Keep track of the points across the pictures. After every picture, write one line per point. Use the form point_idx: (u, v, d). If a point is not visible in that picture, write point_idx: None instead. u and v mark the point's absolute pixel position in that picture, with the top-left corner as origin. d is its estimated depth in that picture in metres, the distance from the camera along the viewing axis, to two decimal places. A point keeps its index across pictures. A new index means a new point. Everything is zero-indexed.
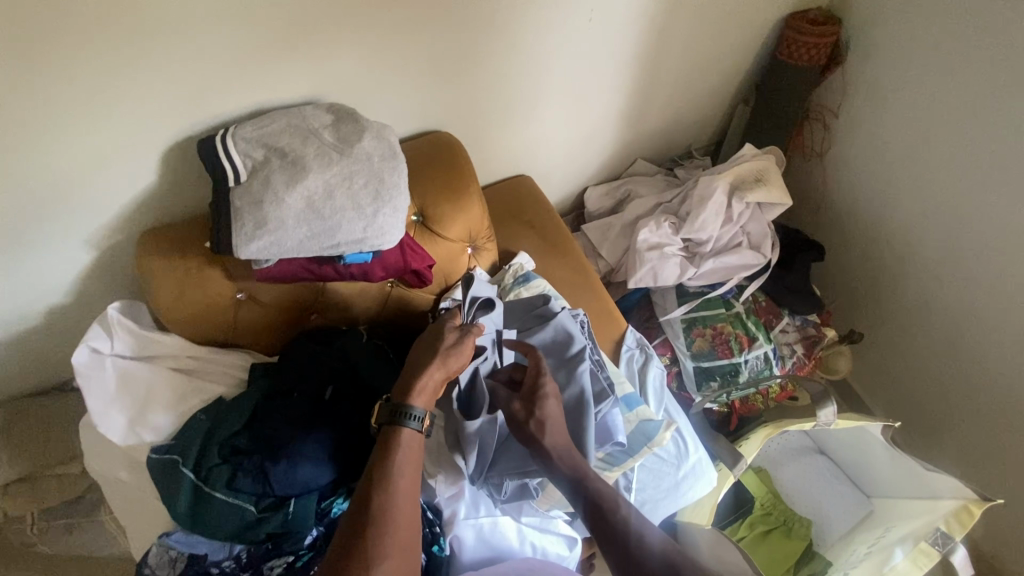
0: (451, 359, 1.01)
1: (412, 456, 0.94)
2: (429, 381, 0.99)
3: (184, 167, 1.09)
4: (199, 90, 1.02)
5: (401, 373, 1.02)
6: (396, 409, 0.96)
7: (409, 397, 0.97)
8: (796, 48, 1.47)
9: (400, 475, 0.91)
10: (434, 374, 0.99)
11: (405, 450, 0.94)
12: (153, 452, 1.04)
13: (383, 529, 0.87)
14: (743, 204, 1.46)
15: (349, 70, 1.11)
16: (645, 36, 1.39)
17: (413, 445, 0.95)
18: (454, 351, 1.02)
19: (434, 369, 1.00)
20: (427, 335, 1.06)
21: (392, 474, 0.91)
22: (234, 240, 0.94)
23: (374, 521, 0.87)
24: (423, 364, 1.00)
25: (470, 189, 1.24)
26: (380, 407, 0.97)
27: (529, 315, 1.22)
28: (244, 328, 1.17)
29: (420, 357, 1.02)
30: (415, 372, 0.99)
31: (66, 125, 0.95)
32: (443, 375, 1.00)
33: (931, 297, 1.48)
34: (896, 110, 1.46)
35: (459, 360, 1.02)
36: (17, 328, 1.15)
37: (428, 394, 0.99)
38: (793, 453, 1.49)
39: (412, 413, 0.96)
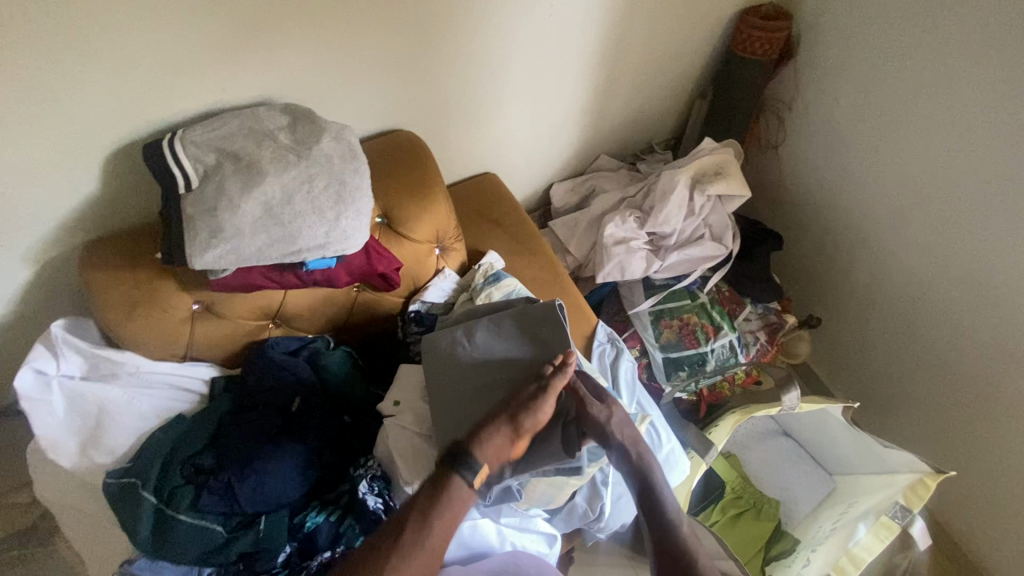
0: (528, 415, 0.93)
1: (456, 508, 0.88)
2: (495, 441, 0.91)
3: (131, 173, 1.03)
4: (142, 94, 0.96)
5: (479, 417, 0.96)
6: (459, 453, 0.89)
7: (477, 448, 0.90)
8: (751, 42, 1.50)
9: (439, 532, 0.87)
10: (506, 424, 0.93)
11: (452, 504, 0.88)
12: (108, 476, 0.99)
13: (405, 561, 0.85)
14: (705, 197, 1.49)
15: (304, 70, 1.07)
16: (605, 33, 1.40)
17: (463, 498, 0.89)
18: (534, 418, 0.94)
19: (504, 433, 0.92)
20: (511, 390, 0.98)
21: (433, 516, 0.87)
22: (188, 251, 0.90)
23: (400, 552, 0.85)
24: (502, 419, 0.93)
25: (435, 189, 1.21)
26: (452, 445, 0.90)
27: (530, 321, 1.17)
28: (203, 345, 1.11)
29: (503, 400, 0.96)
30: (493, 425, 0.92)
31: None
32: (512, 440, 0.92)
33: (884, 280, 1.55)
34: (844, 103, 1.52)
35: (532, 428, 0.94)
36: None
37: (498, 456, 0.92)
38: (758, 436, 1.55)
39: (472, 465, 0.89)
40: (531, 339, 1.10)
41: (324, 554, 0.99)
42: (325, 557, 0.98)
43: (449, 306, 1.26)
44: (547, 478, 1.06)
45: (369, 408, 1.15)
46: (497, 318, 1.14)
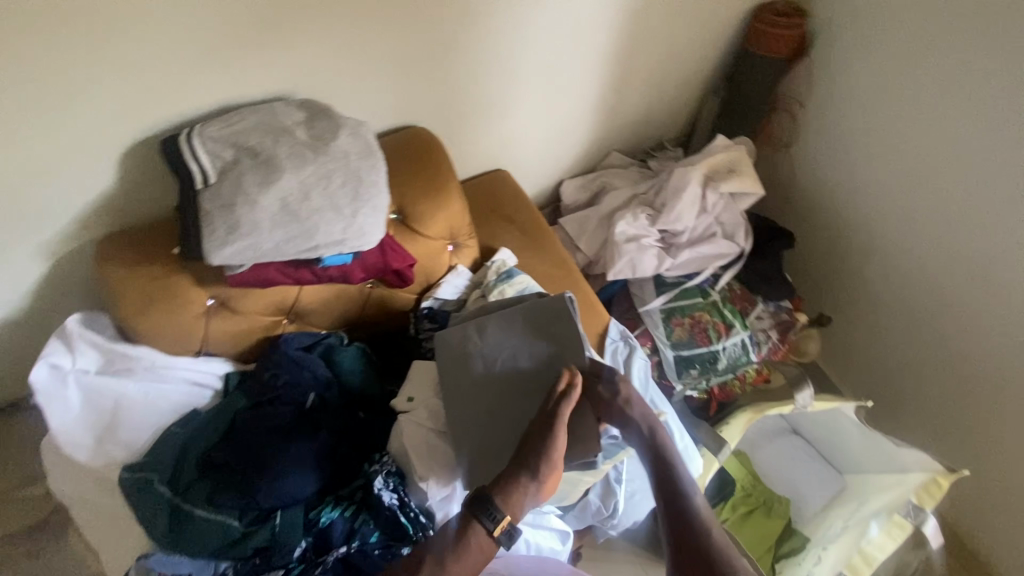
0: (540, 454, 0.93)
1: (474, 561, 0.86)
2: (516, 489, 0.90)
3: (146, 168, 1.03)
4: (159, 88, 0.96)
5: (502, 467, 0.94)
6: (480, 501, 0.89)
7: (501, 496, 0.90)
8: (765, 39, 1.49)
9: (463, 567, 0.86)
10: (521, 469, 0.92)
11: (478, 550, 0.87)
12: (125, 471, 1.01)
13: None
14: (717, 195, 1.50)
15: (320, 65, 1.07)
16: (619, 29, 1.39)
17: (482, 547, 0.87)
18: (550, 458, 0.92)
19: (528, 481, 0.91)
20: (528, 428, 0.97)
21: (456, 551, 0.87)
22: (206, 245, 0.90)
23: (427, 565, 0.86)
24: (520, 463, 0.92)
25: (449, 185, 1.21)
26: (476, 494, 0.90)
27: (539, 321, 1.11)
28: (217, 341, 1.11)
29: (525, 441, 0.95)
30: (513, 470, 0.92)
31: (17, 124, 0.89)
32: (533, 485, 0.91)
33: (895, 279, 1.54)
34: (858, 100, 1.51)
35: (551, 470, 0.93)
36: None
37: (525, 505, 0.91)
38: (769, 435, 1.55)
39: (494, 512, 0.88)
40: (543, 336, 1.10)
41: (339, 549, 0.99)
42: (341, 552, 0.99)
43: (462, 302, 1.26)
44: (562, 475, 1.06)
45: (382, 405, 1.16)
46: (506, 315, 1.13)
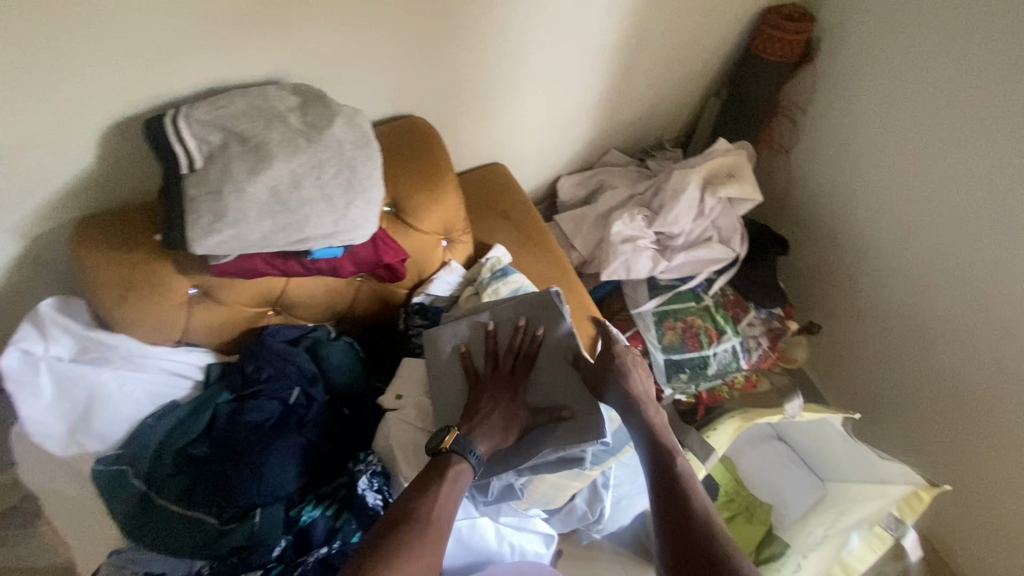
0: (502, 396, 1.04)
1: (444, 519, 0.88)
2: (487, 428, 1.00)
3: (128, 150, 0.98)
4: (142, 67, 0.91)
5: (468, 410, 1.02)
6: (460, 441, 0.96)
7: (475, 434, 0.98)
8: (771, 43, 1.47)
9: (441, 506, 0.89)
10: (489, 410, 1.02)
11: (458, 483, 0.93)
12: (98, 463, 0.98)
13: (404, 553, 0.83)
14: (715, 199, 1.48)
15: (314, 48, 1.02)
16: (624, 26, 1.35)
17: (462, 481, 0.94)
18: (509, 405, 1.04)
19: (496, 425, 1.01)
20: (483, 379, 1.07)
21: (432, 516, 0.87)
22: (189, 233, 0.86)
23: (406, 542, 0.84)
24: (490, 410, 1.02)
25: (445, 178, 1.17)
26: (454, 432, 0.97)
27: (536, 313, 1.11)
28: (199, 331, 1.07)
29: (495, 389, 1.05)
30: (485, 413, 1.02)
31: None
32: (501, 429, 1.01)
33: (885, 292, 1.55)
34: (860, 111, 1.50)
35: (517, 416, 1.04)
36: None
37: (494, 444, 1.00)
38: (754, 440, 1.56)
39: (473, 448, 0.96)
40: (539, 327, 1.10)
41: (320, 550, 0.96)
42: (321, 552, 0.95)
43: (454, 299, 1.24)
44: (550, 479, 1.06)
45: (369, 401, 1.14)
46: (507, 309, 1.12)
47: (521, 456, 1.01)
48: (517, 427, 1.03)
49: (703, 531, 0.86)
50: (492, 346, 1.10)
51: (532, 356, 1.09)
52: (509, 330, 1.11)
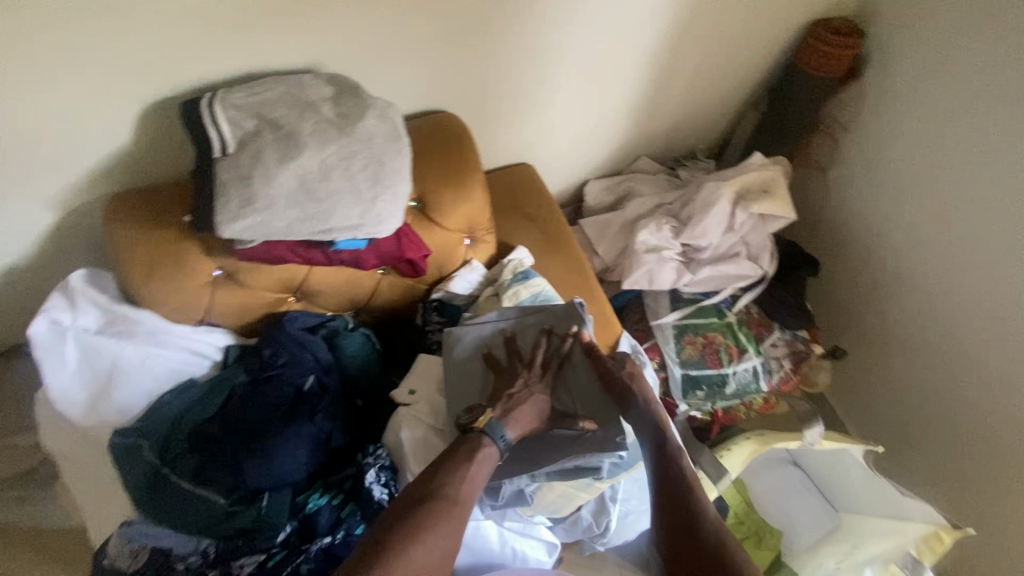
0: (531, 389, 1.04)
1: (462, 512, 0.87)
2: (517, 417, 1.00)
3: (164, 130, 1.00)
4: (184, 51, 0.92)
5: (499, 398, 1.02)
6: (492, 425, 0.96)
7: (506, 418, 0.99)
8: (816, 57, 1.41)
9: (466, 488, 0.89)
10: (517, 401, 1.01)
11: (484, 465, 0.93)
12: (115, 435, 1.00)
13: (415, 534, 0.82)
14: (747, 215, 1.44)
15: (349, 37, 1.01)
16: (665, 32, 1.32)
17: (488, 464, 0.94)
18: (535, 400, 1.03)
19: (526, 416, 1.01)
20: (508, 371, 1.07)
21: (452, 502, 0.87)
22: (217, 217, 0.87)
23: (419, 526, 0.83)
24: (518, 402, 1.02)
25: (473, 177, 1.16)
26: (488, 414, 0.97)
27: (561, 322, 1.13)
28: (221, 312, 1.08)
29: (523, 382, 1.05)
30: (516, 400, 1.02)
31: (30, 74, 0.86)
32: (530, 421, 1.01)
33: (917, 321, 1.50)
34: (906, 132, 1.44)
35: (544, 407, 1.04)
36: None
37: (521, 433, 1.00)
38: (767, 463, 1.51)
39: (503, 432, 0.96)
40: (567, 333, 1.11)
41: (324, 538, 0.97)
42: (325, 542, 0.96)
43: (474, 298, 1.23)
44: (558, 488, 1.05)
45: (383, 394, 1.14)
46: (536, 315, 1.14)
47: (535, 462, 1.01)
48: (543, 419, 1.03)
49: (711, 558, 0.87)
50: (518, 347, 1.10)
51: (560, 357, 1.10)
52: (536, 332, 1.12)
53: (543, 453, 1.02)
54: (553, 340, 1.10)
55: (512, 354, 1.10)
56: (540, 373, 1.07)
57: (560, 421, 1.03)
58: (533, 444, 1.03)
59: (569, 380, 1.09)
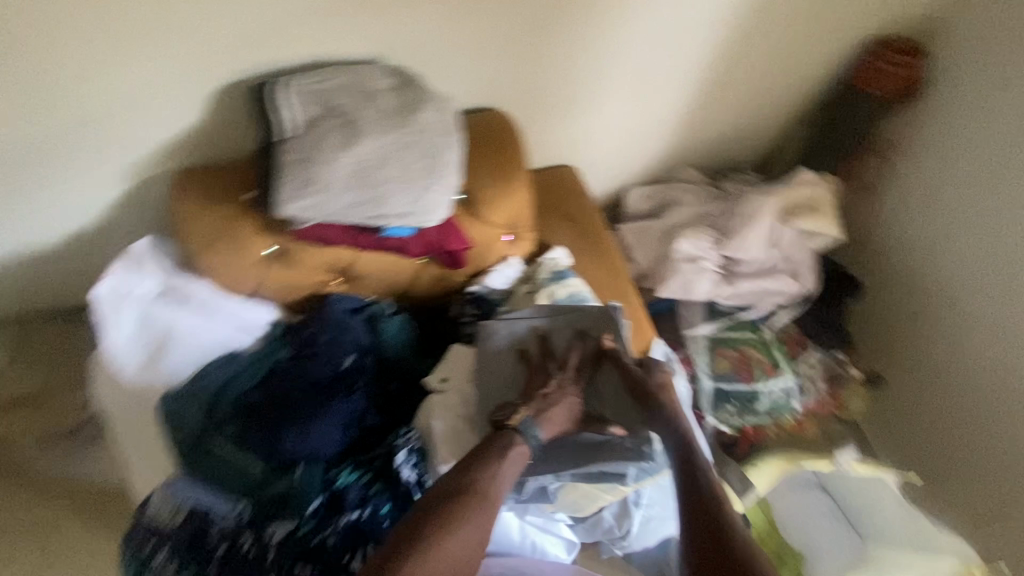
0: (565, 391, 1.03)
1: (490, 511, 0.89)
2: (550, 418, 0.99)
3: (232, 110, 1.05)
4: (259, 36, 0.97)
5: (532, 397, 1.01)
6: (524, 425, 0.97)
7: (540, 417, 0.99)
8: (877, 74, 1.38)
9: (496, 484, 0.90)
10: (550, 402, 1.01)
11: (514, 463, 0.93)
12: (165, 397, 1.06)
13: (445, 529, 0.84)
14: (792, 231, 1.44)
15: (414, 30, 1.04)
16: (721, 41, 1.32)
17: (518, 464, 0.94)
18: (568, 402, 1.02)
19: (558, 418, 1.00)
20: (542, 369, 1.06)
21: (483, 498, 0.89)
22: (280, 195, 0.91)
23: (450, 521, 0.85)
24: (551, 403, 1.01)
25: (519, 174, 1.18)
26: (521, 414, 0.97)
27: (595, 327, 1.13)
28: (270, 289, 1.13)
29: (557, 382, 1.03)
30: (549, 401, 1.01)
31: (118, 48, 0.92)
32: (562, 423, 1.01)
33: (963, 353, 1.44)
34: (967, 156, 1.39)
35: (577, 409, 1.03)
36: (53, 241, 1.16)
37: (552, 434, 0.99)
38: (796, 484, 1.45)
39: (535, 432, 0.97)
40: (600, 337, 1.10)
41: (351, 513, 0.99)
42: (353, 517, 0.99)
43: (509, 294, 1.25)
44: (583, 488, 1.05)
45: (415, 380, 1.16)
46: (571, 318, 1.14)
47: (561, 462, 1.02)
48: (574, 421, 1.02)
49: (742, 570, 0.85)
50: (553, 347, 1.09)
51: (594, 360, 1.08)
52: (570, 334, 1.12)
53: (572, 453, 1.03)
54: (587, 342, 1.09)
55: (546, 352, 1.08)
56: (574, 373, 1.06)
57: (589, 425, 1.04)
58: (561, 446, 1.04)
59: (601, 384, 1.08)
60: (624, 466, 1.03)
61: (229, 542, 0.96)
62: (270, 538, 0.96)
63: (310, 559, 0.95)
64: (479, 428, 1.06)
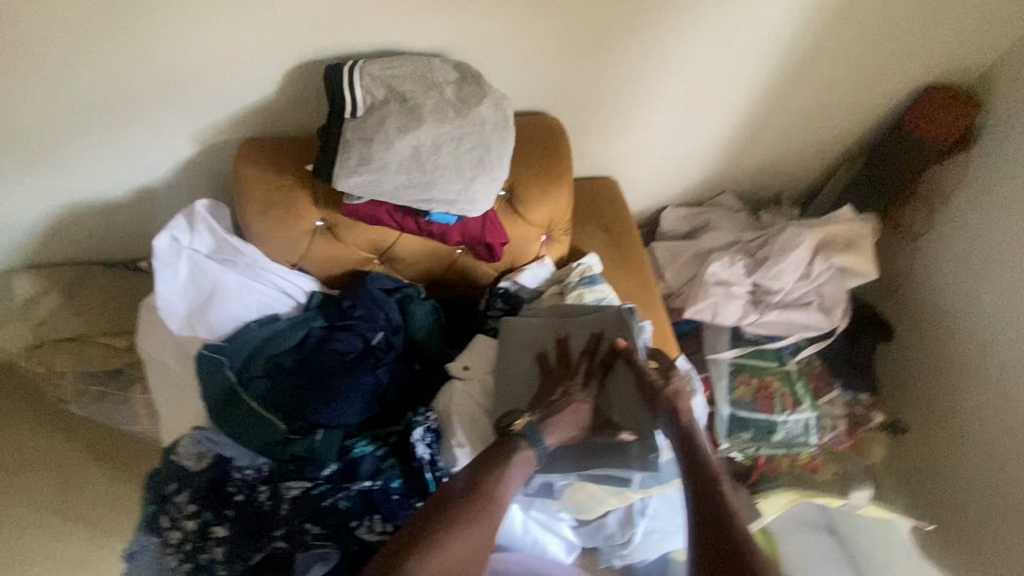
0: (574, 396, 1.04)
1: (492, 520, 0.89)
2: (558, 424, 1.01)
3: (303, 88, 1.11)
4: (336, 21, 1.03)
5: (541, 403, 1.03)
6: (530, 430, 0.98)
7: (546, 424, 1.00)
8: (929, 120, 1.37)
9: (504, 487, 0.92)
10: (559, 409, 1.02)
11: (519, 467, 0.95)
12: (205, 349, 1.11)
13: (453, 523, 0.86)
14: (826, 265, 1.42)
15: (479, 30, 1.10)
16: (773, 73, 1.33)
17: (524, 468, 0.95)
18: (577, 408, 1.03)
19: (565, 424, 1.02)
20: (556, 374, 1.08)
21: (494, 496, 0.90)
22: (337, 169, 0.97)
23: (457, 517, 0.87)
24: (559, 409, 1.02)
25: (563, 177, 1.21)
26: (526, 419, 0.99)
27: (613, 328, 1.10)
28: (314, 260, 1.19)
29: (567, 388, 1.05)
30: (557, 407, 1.02)
31: (202, 19, 0.99)
32: (570, 430, 1.02)
33: (990, 412, 1.40)
34: (1013, 213, 1.37)
35: (586, 415, 1.04)
36: (123, 193, 1.25)
37: (560, 440, 1.01)
38: (801, 524, 1.42)
39: (542, 438, 0.98)
40: (614, 340, 1.09)
41: (363, 482, 1.03)
42: (365, 485, 1.02)
43: (538, 292, 1.26)
44: (589, 489, 1.07)
45: (439, 364, 1.20)
46: (589, 317, 1.12)
47: (570, 463, 1.04)
48: (583, 427, 1.04)
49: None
50: (567, 350, 1.10)
51: (608, 364, 1.08)
52: (586, 335, 1.11)
53: (584, 456, 1.04)
54: (602, 346, 1.09)
55: (561, 355, 1.10)
56: (585, 379, 1.07)
57: (601, 429, 1.05)
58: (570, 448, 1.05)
59: (615, 388, 1.07)
60: (633, 471, 1.03)
61: (247, 492, 1.00)
62: (286, 493, 1.00)
63: (320, 520, 0.99)
64: (494, 418, 1.08)
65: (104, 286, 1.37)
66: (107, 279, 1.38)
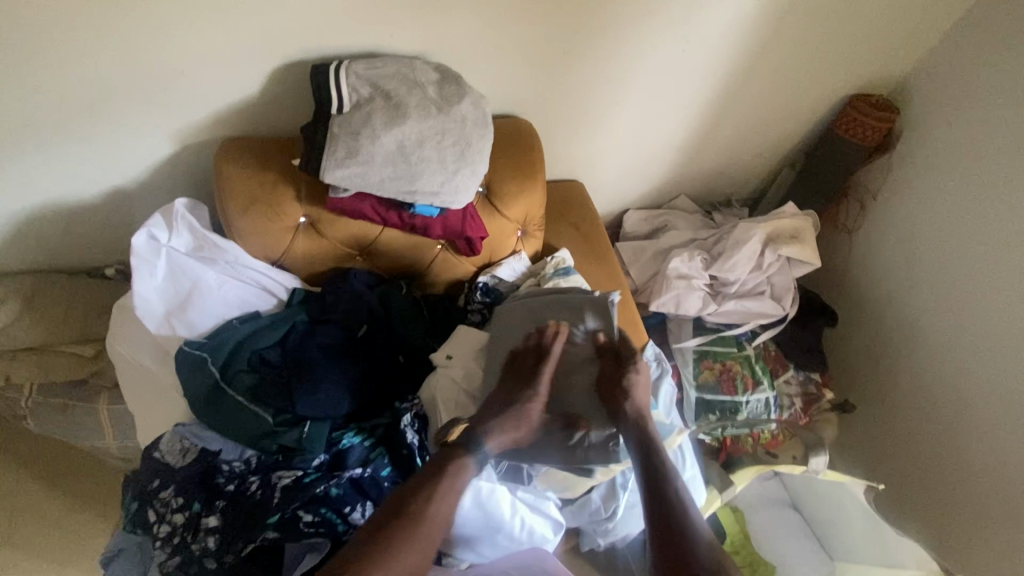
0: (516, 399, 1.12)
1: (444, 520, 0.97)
2: (501, 429, 1.08)
3: (284, 88, 1.15)
4: (317, 23, 1.07)
5: (482, 411, 1.10)
6: (471, 438, 1.05)
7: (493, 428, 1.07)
8: (856, 126, 1.54)
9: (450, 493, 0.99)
10: (501, 414, 1.09)
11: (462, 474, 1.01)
12: (185, 345, 1.09)
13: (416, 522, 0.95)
14: (775, 256, 1.55)
15: (454, 35, 1.17)
16: (719, 83, 1.47)
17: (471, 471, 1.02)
18: (520, 410, 1.11)
19: (508, 427, 1.09)
20: (505, 375, 1.15)
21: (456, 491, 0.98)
22: (324, 162, 1.01)
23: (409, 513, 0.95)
24: (503, 413, 1.10)
25: (536, 174, 1.28)
26: (460, 428, 1.06)
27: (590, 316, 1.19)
28: (296, 257, 1.21)
29: (511, 390, 1.13)
30: (501, 412, 1.10)
31: (183, 20, 1.01)
32: (513, 431, 1.09)
33: (925, 383, 1.56)
34: (931, 208, 1.54)
35: (530, 413, 1.12)
36: (93, 195, 1.23)
37: (504, 442, 1.09)
38: (769, 502, 1.53)
39: (483, 445, 1.05)
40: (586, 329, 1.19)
41: (353, 471, 1.03)
42: (355, 473, 1.03)
43: (516, 286, 1.33)
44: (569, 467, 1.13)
45: (423, 356, 1.21)
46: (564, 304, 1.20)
47: (534, 453, 1.11)
48: (527, 426, 1.11)
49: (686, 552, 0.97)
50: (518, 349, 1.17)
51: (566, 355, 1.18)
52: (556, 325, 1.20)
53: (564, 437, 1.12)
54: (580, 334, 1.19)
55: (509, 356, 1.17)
56: (529, 379, 1.14)
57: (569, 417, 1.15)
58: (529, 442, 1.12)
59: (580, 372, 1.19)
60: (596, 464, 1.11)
61: (238, 482, 1.00)
62: (276, 484, 0.99)
63: (312, 506, 0.98)
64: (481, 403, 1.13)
65: (67, 293, 1.32)
66: (68, 287, 1.33)
